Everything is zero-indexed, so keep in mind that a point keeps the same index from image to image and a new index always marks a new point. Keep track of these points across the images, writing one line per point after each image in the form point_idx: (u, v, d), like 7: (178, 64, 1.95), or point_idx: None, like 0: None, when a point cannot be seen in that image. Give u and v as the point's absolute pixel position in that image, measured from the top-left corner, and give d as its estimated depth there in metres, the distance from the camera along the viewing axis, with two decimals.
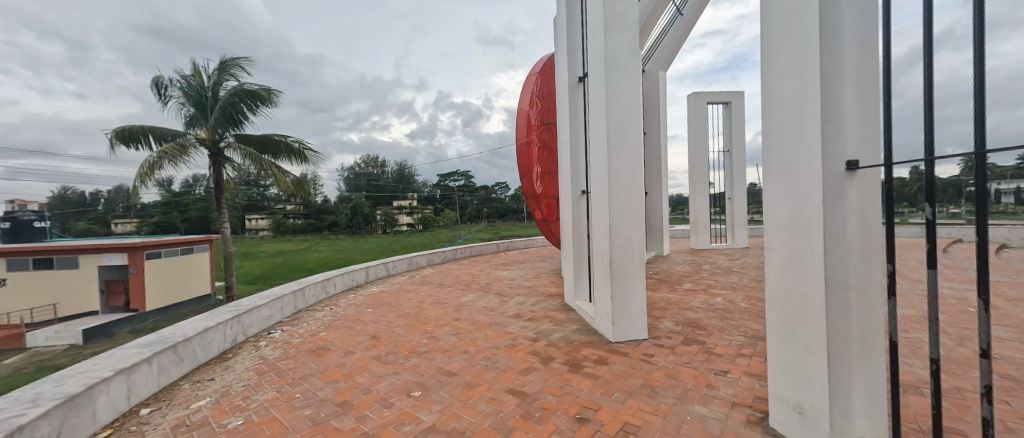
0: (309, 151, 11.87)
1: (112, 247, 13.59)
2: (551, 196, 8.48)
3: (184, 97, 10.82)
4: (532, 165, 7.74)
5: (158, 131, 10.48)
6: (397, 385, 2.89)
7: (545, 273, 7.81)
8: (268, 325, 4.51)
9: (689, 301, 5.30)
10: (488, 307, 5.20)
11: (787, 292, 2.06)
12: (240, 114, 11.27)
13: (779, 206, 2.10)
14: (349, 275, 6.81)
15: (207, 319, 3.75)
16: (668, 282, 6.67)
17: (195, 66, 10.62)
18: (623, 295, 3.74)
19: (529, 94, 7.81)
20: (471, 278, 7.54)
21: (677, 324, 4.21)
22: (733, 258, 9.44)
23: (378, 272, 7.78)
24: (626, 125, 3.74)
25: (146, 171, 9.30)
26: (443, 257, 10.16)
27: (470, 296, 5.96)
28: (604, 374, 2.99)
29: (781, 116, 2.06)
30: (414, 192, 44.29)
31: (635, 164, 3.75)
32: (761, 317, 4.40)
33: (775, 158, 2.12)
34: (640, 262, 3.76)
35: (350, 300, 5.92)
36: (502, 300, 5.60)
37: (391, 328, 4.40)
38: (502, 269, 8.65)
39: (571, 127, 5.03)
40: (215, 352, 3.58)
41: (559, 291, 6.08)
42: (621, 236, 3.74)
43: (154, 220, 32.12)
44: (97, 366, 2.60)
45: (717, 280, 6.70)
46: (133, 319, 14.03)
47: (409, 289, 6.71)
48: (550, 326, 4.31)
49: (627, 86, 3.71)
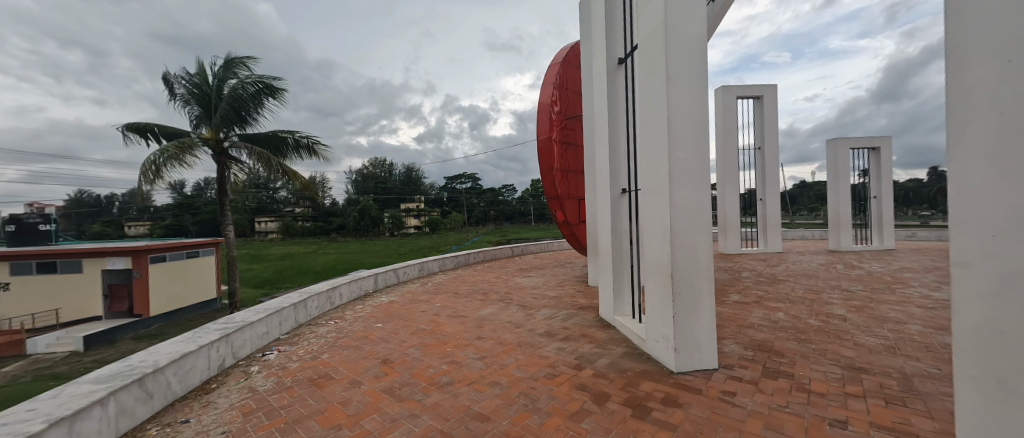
0: (318, 147, 11.36)
1: (117, 250, 13.26)
2: (575, 196, 7.80)
3: (188, 95, 10.38)
4: (554, 163, 7.13)
5: (165, 128, 10.00)
6: (416, 435, 2.25)
7: (569, 281, 7.14)
8: (263, 344, 3.93)
9: (745, 316, 4.58)
10: (514, 323, 4.54)
11: (1003, 334, 1.32)
12: (246, 112, 10.76)
13: (985, 207, 1.35)
14: (357, 283, 6.21)
15: (189, 339, 3.17)
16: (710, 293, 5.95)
17: (199, 62, 10.14)
18: (688, 314, 3.04)
19: (550, 86, 7.22)
20: (488, 287, 6.90)
21: (745, 347, 3.51)
22: (771, 264, 8.67)
23: (387, 280, 7.18)
24: (691, 107, 3.06)
25: (149, 170, 8.76)
26: (456, 262, 9.55)
27: (491, 309, 5.30)
28: (682, 422, 2.31)
29: (988, 67, 1.32)
30: (422, 194, 43.98)
31: (701, 155, 3.07)
32: (844, 339, 3.68)
33: (973, 130, 1.38)
34: (709, 275, 3.06)
35: (357, 312, 5.30)
36: (528, 314, 4.95)
37: (404, 349, 3.77)
38: (520, 276, 7.98)
39: (610, 114, 4.39)
40: (196, 382, 2.98)
41: (590, 303, 5.41)
42: (684, 243, 3.04)
43: (165, 223, 32.13)
44: (31, 414, 1.99)
45: (765, 290, 5.97)
46: (136, 324, 13.60)
47: (423, 299, 6.08)
48: (591, 348, 3.63)
49: (690, 61, 3.05)
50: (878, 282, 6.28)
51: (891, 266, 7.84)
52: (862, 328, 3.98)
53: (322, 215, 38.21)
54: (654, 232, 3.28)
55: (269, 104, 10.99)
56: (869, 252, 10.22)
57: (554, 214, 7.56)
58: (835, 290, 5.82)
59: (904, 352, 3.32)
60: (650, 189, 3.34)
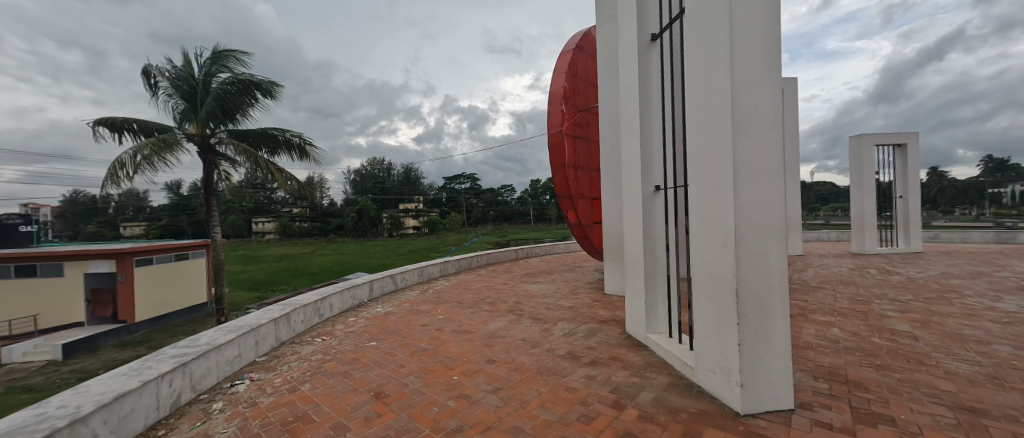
0: (311, 145, 10.68)
1: (100, 253, 12.58)
2: (589, 196, 7.15)
3: (172, 88, 9.67)
4: (567, 158, 6.54)
5: (143, 122, 9.42)
6: None
7: (582, 288, 6.53)
8: (233, 370, 3.31)
9: (796, 333, 3.97)
10: (528, 341, 3.94)
11: None
12: (233, 108, 10.06)
13: None
14: (349, 292, 5.59)
15: (130, 373, 2.55)
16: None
17: (184, 53, 9.41)
18: (756, 342, 2.43)
19: (563, 75, 6.62)
20: (494, 295, 6.27)
21: (815, 378, 2.90)
22: (799, 269, 8.05)
23: (384, 287, 6.56)
24: (761, 83, 2.45)
25: (116, 170, 8.18)
26: (458, 266, 8.93)
27: (500, 323, 4.68)
28: None
29: None
30: (421, 194, 43.38)
31: (775, 142, 2.45)
32: (930, 365, 3.07)
33: None
34: (783, 293, 2.44)
35: (349, 326, 4.69)
36: (543, 329, 4.32)
37: (402, 377, 3.14)
38: (528, 282, 7.37)
39: (644, 99, 3.76)
40: (136, 430, 2.36)
41: (611, 316, 4.79)
42: (751, 252, 2.43)
43: (160, 223, 31.58)
44: None
45: (804, 300, 5.37)
46: (120, 331, 12.92)
47: (423, 310, 5.45)
48: (627, 377, 3.02)
49: (760, 22, 2.43)
50: (928, 291, 5.68)
51: (929, 271, 7.25)
52: (942, 350, 3.37)
53: (320, 216, 37.69)
54: (708, 237, 2.67)
55: (258, 101, 10.30)
56: (896, 255, 9.64)
57: (565, 215, 6.93)
58: (883, 300, 5.21)
59: (1013, 385, 2.70)
60: (703, 184, 2.72)
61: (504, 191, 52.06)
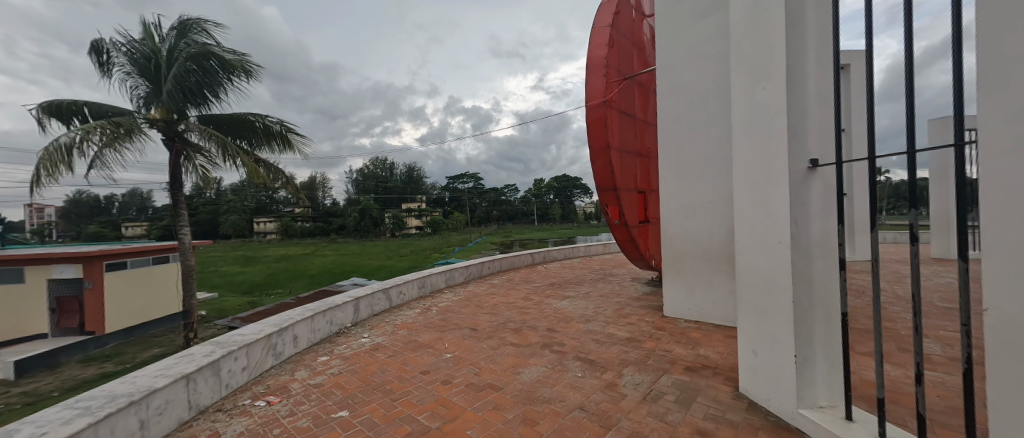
0: (294, 134, 9.23)
1: (66, 256, 11.25)
2: (634, 187, 5.57)
3: (131, 64, 8.17)
4: (611, 139, 5.06)
5: (97, 105, 8.00)
6: None
7: (631, 307, 5.03)
8: None
9: None
10: (592, 414, 2.43)
11: None
12: (203, 90, 8.57)
13: None
14: (326, 316, 4.10)
15: None
16: (859, 337, 3.89)
17: (143, 22, 7.92)
18: None
19: (606, 28, 5.14)
20: (517, 316, 4.80)
21: None
22: (888, 283, 6.54)
23: (374, 306, 5.07)
24: None
25: (52, 156, 6.57)
26: (466, 274, 7.45)
27: (536, 369, 3.17)
28: None
29: None
30: (425, 193, 42.15)
31: None
32: None
33: None
34: None
35: (315, 374, 3.20)
36: (607, 387, 2.80)
37: None
38: (556, 297, 5.86)
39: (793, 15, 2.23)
40: None
41: (700, 360, 3.25)
42: None
43: (160, 223, 30.51)
44: None
45: (954, 333, 3.89)
46: (87, 344, 11.50)
47: (423, 342, 3.94)
48: None
49: None
50: None
51: None
52: None
53: (321, 215, 36.52)
54: None
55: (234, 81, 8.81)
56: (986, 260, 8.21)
57: (605, 211, 5.34)
58: None
59: None
60: None
61: (507, 190, 51.11)
